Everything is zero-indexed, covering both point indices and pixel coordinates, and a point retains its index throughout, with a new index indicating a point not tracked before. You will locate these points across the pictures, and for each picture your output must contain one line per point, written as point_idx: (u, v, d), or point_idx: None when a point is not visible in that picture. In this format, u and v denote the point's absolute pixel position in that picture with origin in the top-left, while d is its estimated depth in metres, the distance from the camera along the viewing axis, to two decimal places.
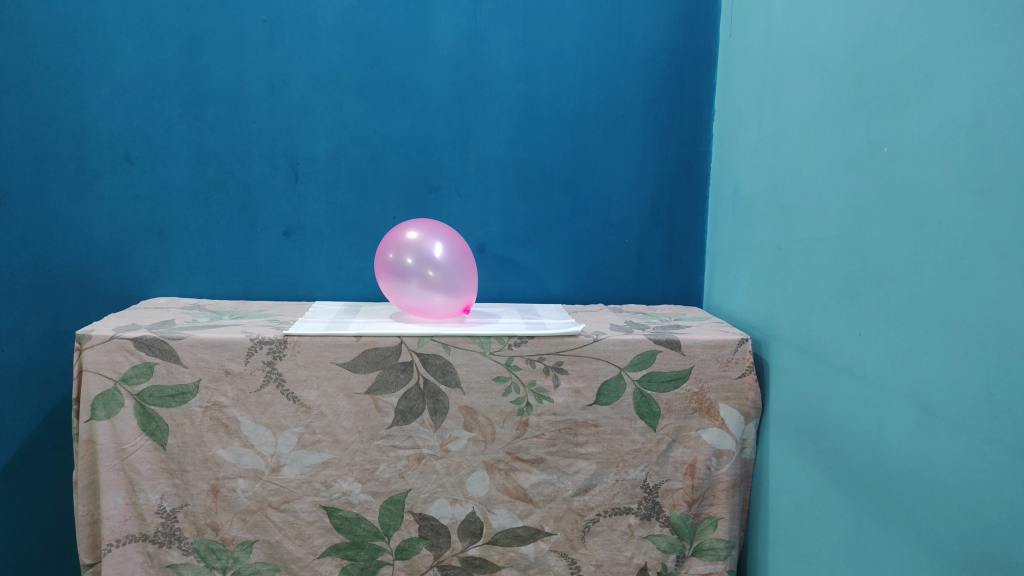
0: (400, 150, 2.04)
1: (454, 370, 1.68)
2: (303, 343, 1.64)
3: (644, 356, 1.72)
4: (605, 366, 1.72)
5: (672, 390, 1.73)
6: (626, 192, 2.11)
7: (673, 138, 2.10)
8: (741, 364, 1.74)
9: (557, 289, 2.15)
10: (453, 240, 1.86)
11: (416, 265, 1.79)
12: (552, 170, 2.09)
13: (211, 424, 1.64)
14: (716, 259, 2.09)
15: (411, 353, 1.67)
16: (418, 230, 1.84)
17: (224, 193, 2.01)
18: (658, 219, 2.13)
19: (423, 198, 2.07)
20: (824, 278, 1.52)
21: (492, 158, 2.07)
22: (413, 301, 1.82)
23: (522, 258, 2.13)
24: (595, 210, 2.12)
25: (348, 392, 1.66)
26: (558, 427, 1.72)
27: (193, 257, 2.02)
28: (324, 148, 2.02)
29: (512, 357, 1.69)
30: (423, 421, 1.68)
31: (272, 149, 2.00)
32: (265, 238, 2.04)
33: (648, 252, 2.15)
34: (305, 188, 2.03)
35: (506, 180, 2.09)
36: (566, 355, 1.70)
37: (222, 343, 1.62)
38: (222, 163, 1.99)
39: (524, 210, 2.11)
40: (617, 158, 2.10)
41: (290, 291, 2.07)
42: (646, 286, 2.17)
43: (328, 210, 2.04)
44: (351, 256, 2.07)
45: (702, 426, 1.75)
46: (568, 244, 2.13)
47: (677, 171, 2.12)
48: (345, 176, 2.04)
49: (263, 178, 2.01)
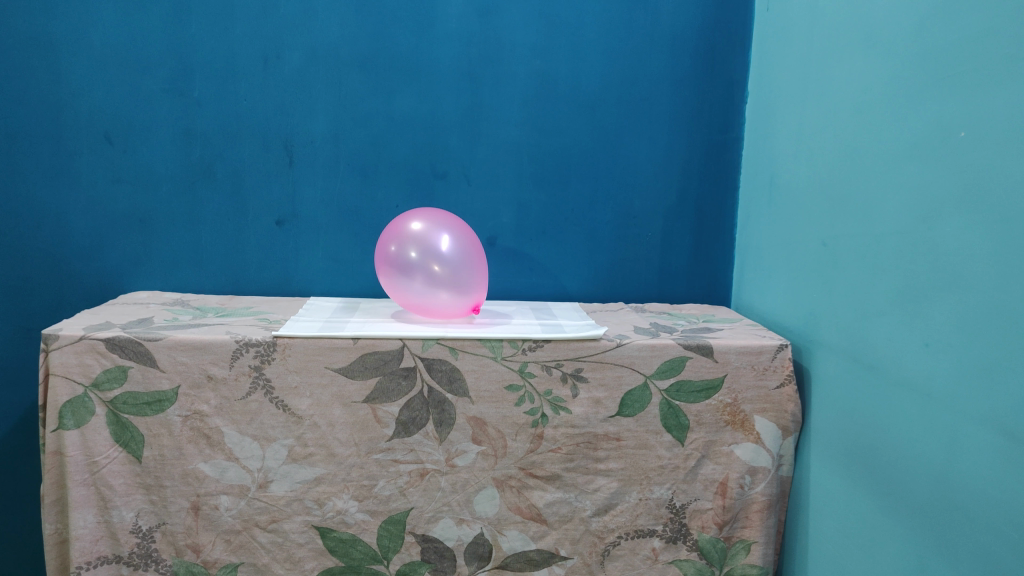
0: (404, 132, 1.87)
1: (462, 377, 1.51)
2: (294, 346, 1.47)
3: (672, 363, 1.55)
4: (630, 374, 1.54)
5: (703, 401, 1.56)
6: (650, 180, 1.94)
7: (703, 122, 1.92)
8: (780, 373, 1.57)
9: (574, 287, 1.98)
10: (461, 232, 1.69)
11: (420, 259, 1.63)
12: (570, 156, 1.92)
13: (191, 435, 1.48)
14: (747, 254, 1.92)
15: (414, 358, 1.50)
16: (423, 221, 1.66)
17: (212, 178, 1.83)
18: (684, 211, 1.96)
19: (428, 185, 1.90)
20: (882, 280, 1.34)
21: (505, 142, 1.90)
22: (417, 299, 1.65)
23: (536, 252, 1.96)
24: (616, 200, 1.94)
25: (344, 401, 1.49)
26: (576, 441, 1.55)
27: (178, 248, 1.85)
28: (321, 129, 1.84)
29: (526, 363, 1.52)
30: (427, 433, 1.52)
31: (264, 130, 1.83)
32: (256, 228, 1.87)
33: (673, 246, 1.98)
34: (300, 173, 1.86)
35: (519, 166, 1.91)
36: (586, 362, 1.53)
37: (204, 345, 1.45)
38: (209, 144, 1.82)
39: (538, 200, 1.93)
40: (640, 143, 1.92)
41: (282, 287, 1.90)
42: (670, 284, 1.99)
43: (325, 198, 1.87)
44: (349, 249, 1.90)
45: (735, 440, 1.58)
46: (586, 237, 1.96)
47: (706, 158, 1.94)
48: (344, 161, 1.86)
49: (254, 162, 1.84)
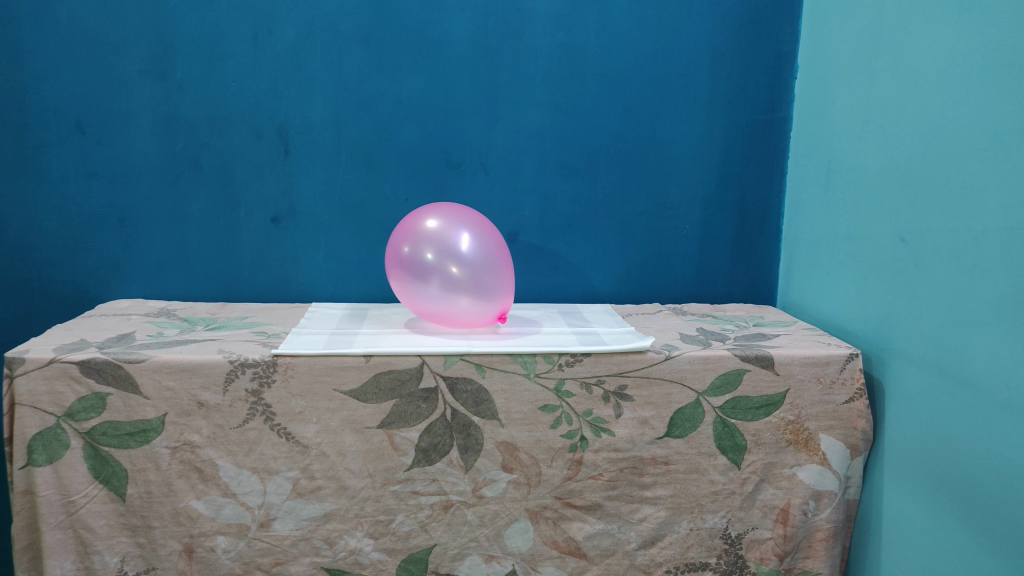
0: (413, 117, 1.66)
1: (490, 398, 1.33)
2: (297, 366, 1.28)
3: (728, 377, 1.37)
4: (680, 390, 1.36)
5: (762, 419, 1.38)
6: (689, 166, 1.74)
7: (747, 101, 1.72)
8: (850, 387, 1.39)
9: (604, 286, 1.79)
10: (483, 229, 1.50)
11: (437, 261, 1.43)
12: (600, 141, 1.72)
13: (181, 469, 1.28)
14: (797, 249, 1.73)
15: (435, 378, 1.31)
16: (439, 218, 1.47)
17: (198, 170, 1.63)
18: (726, 200, 1.76)
19: (442, 176, 1.70)
20: (984, 284, 1.16)
21: (526, 126, 1.69)
22: (434, 306, 1.46)
23: (562, 249, 1.76)
24: (650, 189, 1.74)
25: (356, 427, 1.30)
26: (619, 466, 1.37)
27: (163, 251, 1.65)
28: (321, 114, 1.64)
29: (563, 381, 1.34)
30: (451, 461, 1.33)
31: (257, 116, 1.62)
32: (249, 227, 1.67)
33: (714, 240, 1.78)
34: (297, 164, 1.65)
35: (543, 153, 1.71)
36: (631, 378, 1.35)
37: (193, 366, 1.25)
38: (194, 133, 1.61)
39: (564, 191, 1.73)
40: (678, 125, 1.72)
41: (281, 291, 1.70)
42: (710, 282, 1.80)
43: (325, 192, 1.67)
44: (354, 248, 1.71)
45: (798, 462, 1.40)
46: (618, 231, 1.76)
47: (751, 142, 1.74)
48: (346, 150, 1.66)
49: (244, 153, 1.63)
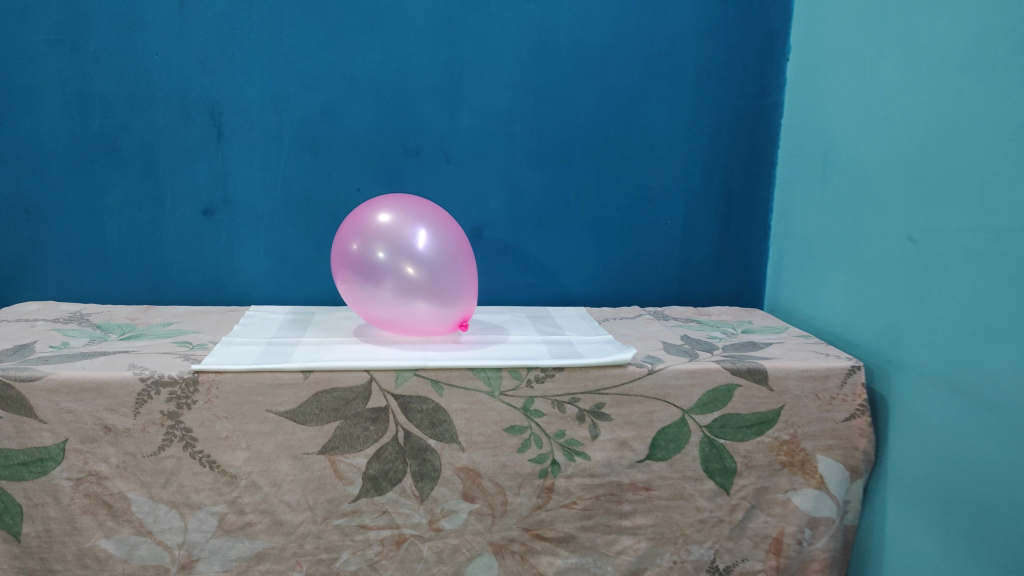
0: (365, 97, 1.48)
1: (448, 418, 1.16)
2: (222, 385, 1.10)
3: (717, 393, 1.22)
4: (664, 409, 1.20)
5: (755, 439, 1.24)
6: (671, 156, 1.58)
7: (735, 84, 1.57)
8: (850, 403, 1.24)
9: (577, 286, 1.63)
10: (443, 225, 1.32)
11: (390, 260, 1.26)
12: (573, 128, 1.55)
13: (85, 504, 1.09)
14: (788, 247, 1.58)
15: (385, 397, 1.14)
16: (393, 212, 1.29)
17: (118, 156, 1.44)
18: (711, 192, 1.61)
19: (398, 163, 1.52)
20: (1007, 292, 1.02)
21: (492, 109, 1.52)
22: (387, 311, 1.29)
23: (532, 246, 1.60)
24: (629, 180, 1.58)
25: (294, 454, 1.13)
26: (595, 494, 1.21)
27: (78, 246, 1.46)
28: (260, 93, 1.45)
29: (532, 399, 1.17)
30: (404, 491, 1.16)
31: (185, 94, 1.43)
32: (178, 220, 1.48)
33: (697, 237, 1.63)
34: (232, 149, 1.46)
35: (510, 140, 1.54)
36: (609, 395, 1.19)
37: (97, 386, 1.07)
38: (112, 112, 1.42)
39: (534, 181, 1.57)
40: (659, 111, 1.56)
41: (215, 293, 1.52)
42: (692, 283, 1.65)
43: (265, 181, 1.49)
44: (300, 244, 1.52)
45: (793, 486, 1.26)
46: (593, 227, 1.60)
47: (738, 129, 1.59)
48: (289, 134, 1.48)
49: (171, 136, 1.44)
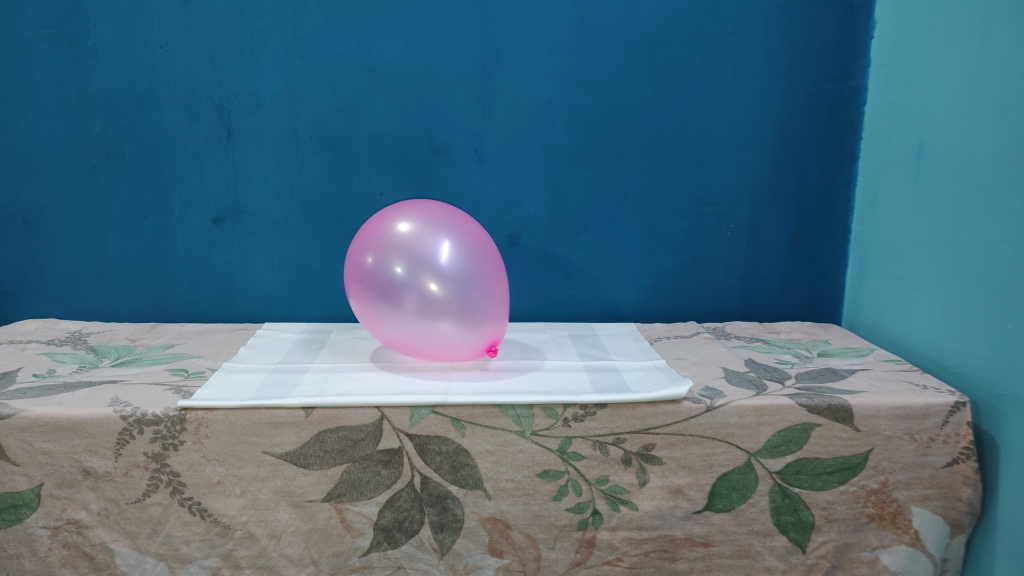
0: (387, 90, 1.32)
1: (471, 462, 1.00)
2: (212, 423, 0.96)
3: (791, 434, 1.02)
4: (726, 452, 1.01)
5: (835, 488, 1.04)
6: (735, 151, 1.38)
7: (810, 67, 1.36)
8: (954, 447, 1.03)
9: (627, 300, 1.44)
10: (469, 234, 1.16)
11: (409, 276, 1.10)
12: (622, 120, 1.36)
13: (64, 555, 0.98)
14: (873, 254, 1.37)
15: (398, 437, 0.98)
16: (412, 222, 1.13)
17: (120, 160, 1.32)
18: (781, 191, 1.40)
19: (424, 164, 1.36)
20: None
21: (530, 101, 1.34)
22: (406, 334, 1.13)
23: (575, 255, 1.42)
24: (686, 179, 1.39)
25: (295, 501, 0.98)
26: (644, 550, 1.04)
27: (81, 259, 1.35)
28: (272, 88, 1.31)
29: (569, 440, 1.00)
30: (421, 544, 1.01)
31: (190, 91, 1.30)
32: (185, 230, 1.35)
33: (765, 243, 1.43)
34: (243, 151, 1.33)
35: (551, 135, 1.36)
36: (661, 436, 1.00)
37: (73, 425, 0.94)
38: (113, 113, 1.30)
39: (577, 182, 1.38)
40: (721, 99, 1.36)
41: (228, 309, 1.39)
42: (759, 295, 1.45)
43: (279, 185, 1.35)
44: (317, 255, 1.38)
45: (883, 544, 1.06)
46: (645, 233, 1.41)
47: (814, 118, 1.38)
48: (305, 133, 1.33)
49: (176, 137, 1.32)
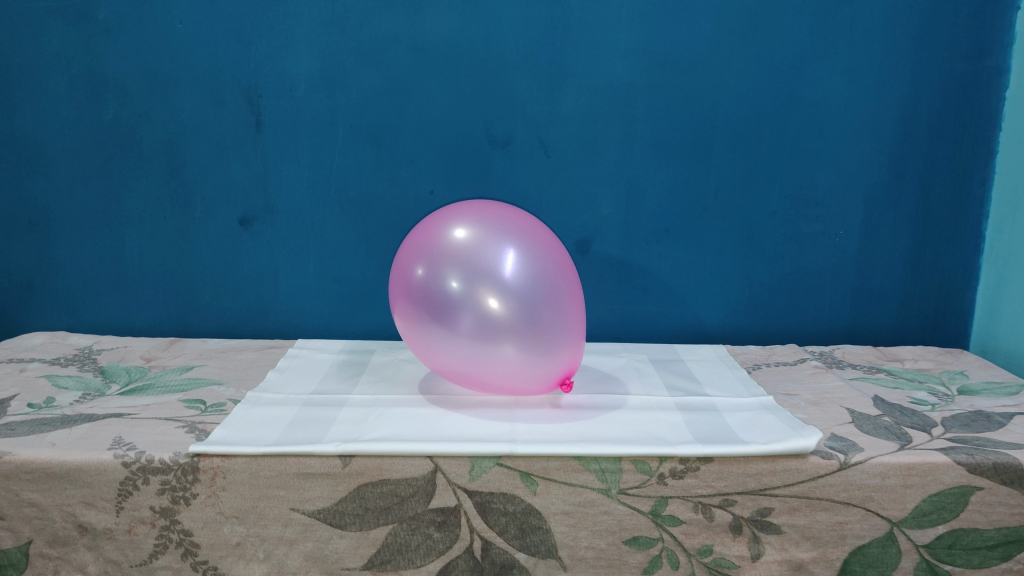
0: (440, 72, 1.14)
1: (544, 526, 0.81)
2: (230, 473, 0.79)
3: (944, 500, 0.82)
4: (861, 520, 0.81)
5: (996, 565, 0.84)
6: (847, 143, 1.17)
7: (941, 43, 1.14)
8: None
9: (714, 317, 1.24)
10: (539, 242, 0.97)
11: (467, 291, 0.91)
12: (714, 107, 1.16)
13: None
14: (1016, 267, 1.14)
15: (455, 495, 0.80)
16: (470, 226, 0.95)
17: (136, 153, 1.16)
18: (900, 191, 1.19)
19: (481, 158, 1.17)
20: None
21: (606, 84, 1.15)
22: (461, 362, 0.94)
23: (654, 264, 1.22)
24: (788, 176, 1.18)
25: (331, 569, 0.81)
26: None
27: (94, 264, 1.20)
28: (307, 69, 1.13)
29: (665, 502, 0.81)
30: None
31: (214, 72, 1.13)
32: (208, 232, 1.19)
33: (880, 252, 1.21)
34: (274, 142, 1.16)
35: (629, 124, 1.16)
36: (781, 499, 0.80)
37: (66, 473, 0.78)
38: (128, 98, 1.14)
39: (659, 179, 1.18)
40: (832, 82, 1.15)
41: (256, 323, 1.23)
42: (869, 313, 1.24)
43: (314, 182, 1.17)
44: (358, 262, 1.21)
45: None
46: (737, 240, 1.20)
47: (944, 104, 1.16)
48: (345, 121, 1.15)
49: (198, 126, 1.15)
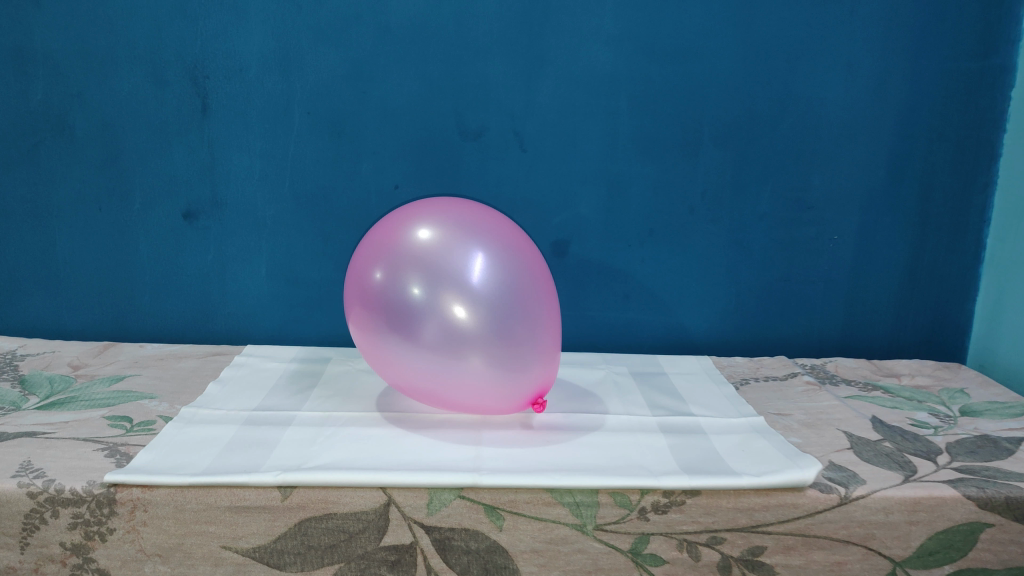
0: (406, 56, 1.04)
1: (510, 565, 0.73)
2: (152, 505, 0.69)
3: (951, 538, 0.74)
4: (860, 560, 0.74)
5: None
6: (843, 142, 1.09)
7: (945, 36, 1.06)
8: None
9: (698, 326, 1.16)
10: (512, 244, 0.88)
11: (430, 298, 0.82)
12: (704, 100, 1.07)
13: None
14: (1019, 277, 1.07)
15: (410, 531, 0.71)
16: (434, 227, 0.85)
17: (68, 138, 1.05)
18: (899, 194, 1.11)
19: (451, 151, 1.08)
20: None
21: (587, 73, 1.05)
22: (422, 376, 0.85)
23: (636, 269, 1.13)
24: (781, 177, 1.10)
25: None
26: None
27: (22, 260, 1.09)
28: (259, 49, 1.03)
29: (646, 539, 0.72)
30: None
31: (154, 50, 1.02)
32: (149, 227, 1.08)
33: (875, 258, 1.13)
34: (222, 129, 1.05)
35: (612, 117, 1.07)
36: (775, 538, 0.72)
37: None
38: (59, 77, 1.03)
39: (642, 178, 1.10)
40: (829, 76, 1.07)
41: (202, 326, 1.13)
42: (862, 324, 1.16)
43: (267, 173, 1.07)
44: (315, 261, 1.11)
45: None
46: (725, 244, 1.12)
47: (946, 103, 1.08)
48: (301, 108, 1.05)
49: (138, 109, 1.04)
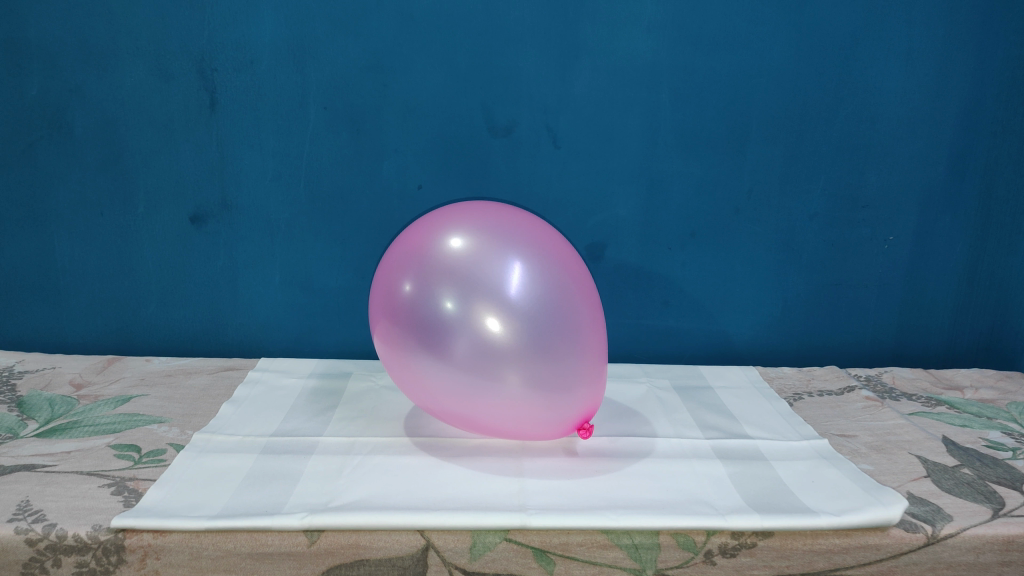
0: (431, 46, 0.96)
1: None
2: (165, 552, 0.62)
3: None
4: None
5: None
6: (901, 137, 1.01)
7: (1013, 20, 0.98)
8: None
9: (742, 333, 1.08)
10: (553, 253, 0.80)
11: (465, 314, 0.74)
12: (752, 91, 0.99)
13: None
14: None
15: None
16: (467, 234, 0.78)
17: (66, 136, 0.97)
18: (958, 192, 1.03)
19: (478, 148, 1.00)
20: None
21: (626, 63, 0.97)
22: (454, 398, 0.77)
23: (676, 273, 1.06)
24: (833, 174, 1.02)
25: None
26: None
27: (19, 268, 1.02)
28: (271, 39, 0.95)
29: None
30: None
31: (158, 41, 0.94)
32: (154, 232, 1.01)
33: (932, 260, 1.06)
34: (232, 126, 0.97)
35: (652, 110, 0.99)
36: None
37: None
38: (56, 72, 0.95)
39: (684, 176, 1.02)
40: (887, 65, 0.99)
41: (212, 337, 1.05)
42: (916, 330, 1.09)
43: (281, 174, 0.99)
44: (331, 267, 1.03)
45: None
46: (772, 246, 1.05)
47: (1012, 94, 1.00)
48: (317, 103, 0.97)
49: (141, 105, 0.96)
